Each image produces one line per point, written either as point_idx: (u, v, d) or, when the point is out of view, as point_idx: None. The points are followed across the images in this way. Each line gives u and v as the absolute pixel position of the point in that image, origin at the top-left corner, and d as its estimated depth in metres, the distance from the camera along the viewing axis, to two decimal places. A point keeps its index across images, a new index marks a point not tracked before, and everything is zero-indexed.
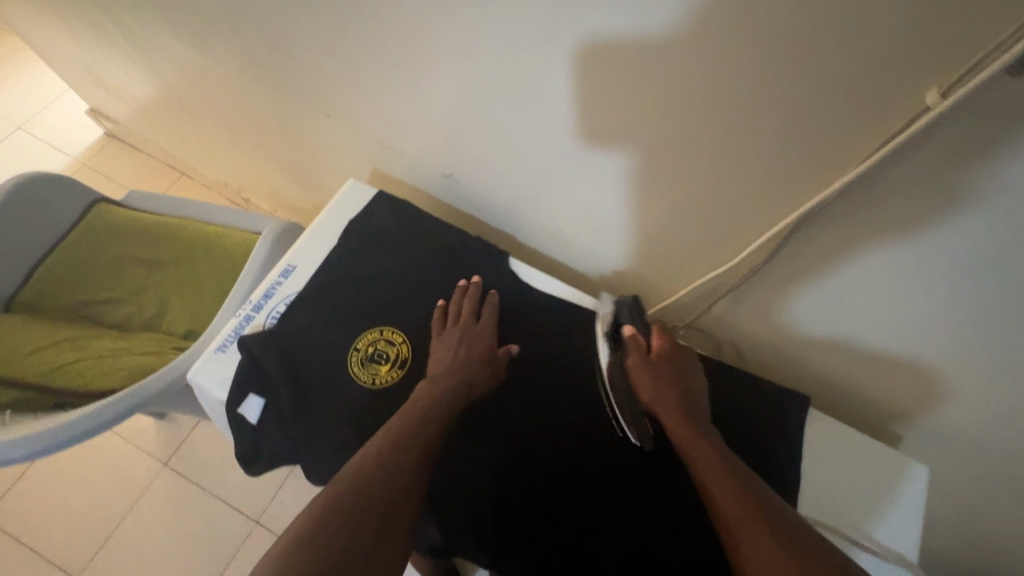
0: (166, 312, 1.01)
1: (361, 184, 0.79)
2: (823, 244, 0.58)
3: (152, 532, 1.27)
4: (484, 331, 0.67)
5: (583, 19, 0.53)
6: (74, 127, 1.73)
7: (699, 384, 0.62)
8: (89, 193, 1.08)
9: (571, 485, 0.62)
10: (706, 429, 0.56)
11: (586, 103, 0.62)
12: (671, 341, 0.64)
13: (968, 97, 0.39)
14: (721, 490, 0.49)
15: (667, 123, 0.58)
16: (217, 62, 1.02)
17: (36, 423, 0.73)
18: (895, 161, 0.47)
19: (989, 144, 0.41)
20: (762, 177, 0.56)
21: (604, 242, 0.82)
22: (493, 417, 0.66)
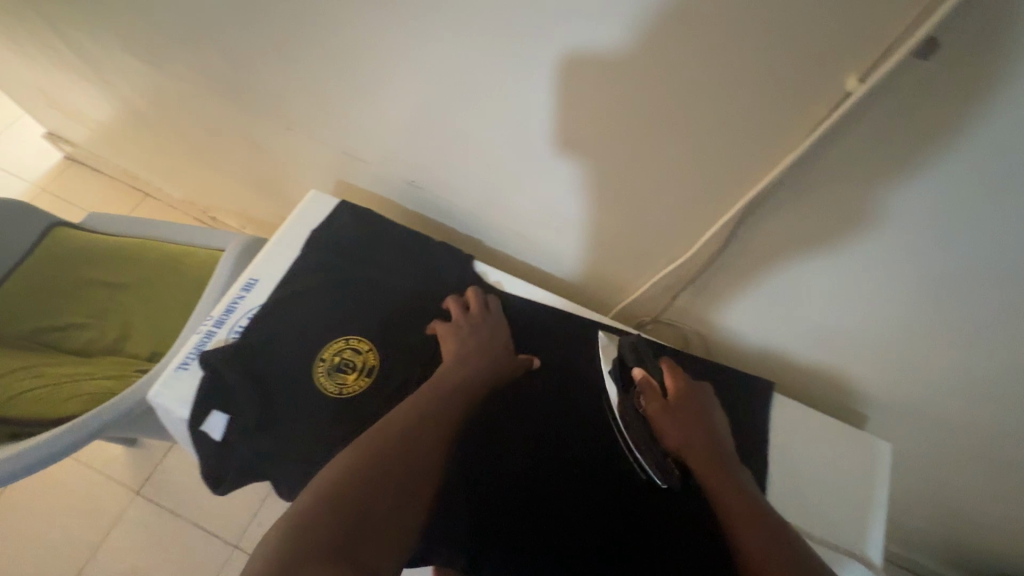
0: (130, 333, 0.98)
1: (323, 195, 0.78)
2: (766, 230, 0.60)
3: (124, 565, 1.23)
4: (498, 321, 0.72)
5: (527, 22, 0.54)
6: (32, 151, 1.69)
7: (718, 418, 0.65)
8: (45, 217, 1.06)
9: (570, 493, 0.64)
10: (733, 470, 0.60)
11: (536, 103, 0.63)
12: (685, 384, 0.66)
13: (884, 81, 0.42)
14: (746, 531, 0.53)
15: (615, 120, 0.59)
16: (173, 76, 1.01)
17: None
18: (828, 143, 0.48)
19: (917, 118, 0.43)
20: (710, 169, 0.58)
21: (569, 244, 0.83)
22: (492, 427, 0.67)
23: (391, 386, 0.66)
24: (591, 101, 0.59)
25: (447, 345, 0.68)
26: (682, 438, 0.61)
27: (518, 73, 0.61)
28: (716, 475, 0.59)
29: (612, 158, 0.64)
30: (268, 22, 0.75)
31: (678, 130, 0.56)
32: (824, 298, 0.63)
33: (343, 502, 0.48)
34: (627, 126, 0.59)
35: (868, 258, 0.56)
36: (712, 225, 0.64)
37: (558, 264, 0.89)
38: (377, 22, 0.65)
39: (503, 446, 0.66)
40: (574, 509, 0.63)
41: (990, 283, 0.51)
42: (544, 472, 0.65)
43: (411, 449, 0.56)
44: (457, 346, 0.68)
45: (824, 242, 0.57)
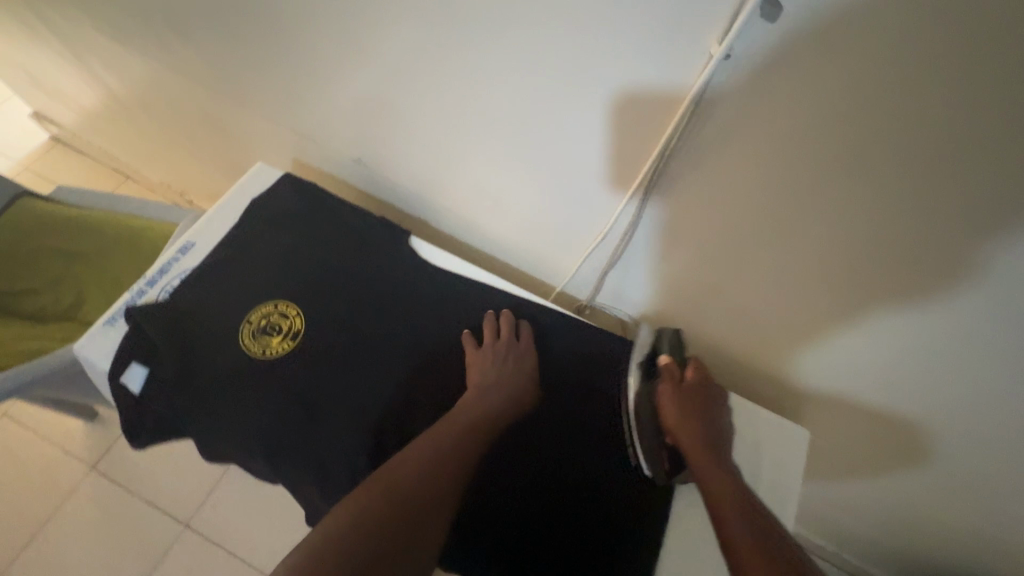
0: (84, 302, 1.00)
1: (268, 167, 0.80)
2: (671, 195, 0.62)
3: (75, 537, 1.24)
4: (526, 347, 0.72)
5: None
6: (17, 131, 1.72)
7: (728, 420, 0.65)
8: (12, 188, 1.08)
9: (555, 510, 0.65)
10: (728, 469, 0.59)
11: (457, 70, 0.66)
12: (704, 378, 0.66)
13: (740, 36, 0.45)
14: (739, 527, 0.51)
15: (528, 85, 0.62)
16: (140, 54, 1.04)
17: None
18: (707, 105, 0.51)
19: (772, 78, 0.46)
20: (616, 135, 0.60)
21: (510, 220, 0.85)
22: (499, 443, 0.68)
23: (315, 347, 0.68)
24: (506, 68, 0.61)
25: (473, 370, 0.69)
26: (682, 425, 0.62)
27: (439, 39, 0.63)
28: (712, 470, 0.58)
29: (531, 126, 0.67)
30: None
31: (584, 94, 0.58)
32: (732, 269, 0.66)
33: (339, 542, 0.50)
34: (541, 91, 0.61)
35: (764, 223, 0.58)
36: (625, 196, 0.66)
37: (501, 244, 0.91)
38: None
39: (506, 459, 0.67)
40: (559, 507, 0.65)
41: (864, 245, 0.53)
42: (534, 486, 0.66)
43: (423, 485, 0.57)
44: (479, 377, 0.68)
45: (724, 208, 0.59)
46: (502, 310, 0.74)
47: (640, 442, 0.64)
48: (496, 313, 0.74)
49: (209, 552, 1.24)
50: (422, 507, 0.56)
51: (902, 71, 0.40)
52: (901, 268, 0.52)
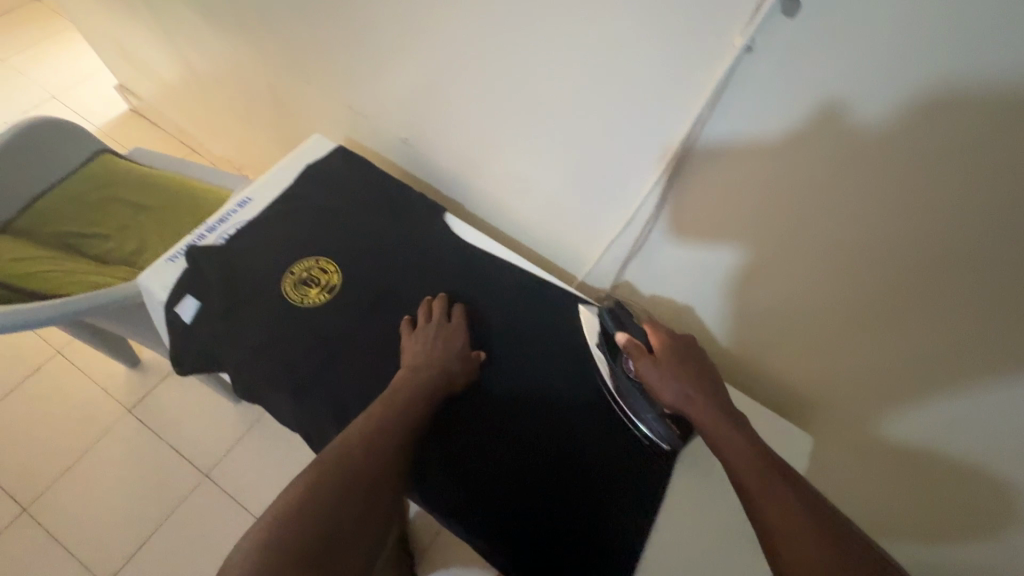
0: (145, 250, 1.08)
1: (323, 139, 0.87)
2: (692, 181, 0.66)
3: (105, 473, 1.32)
4: (456, 326, 0.73)
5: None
6: (102, 100, 1.88)
7: (707, 362, 0.66)
8: (96, 144, 1.19)
9: (562, 486, 0.67)
10: (730, 414, 0.60)
11: (505, 57, 0.72)
12: (668, 337, 0.67)
13: (763, 25, 0.50)
14: (755, 485, 0.52)
15: (568, 72, 0.67)
16: (221, 31, 1.14)
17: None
18: (730, 98, 0.57)
19: (788, 74, 0.51)
20: (646, 121, 0.65)
21: (542, 208, 0.89)
22: (472, 419, 0.70)
23: (348, 302, 0.74)
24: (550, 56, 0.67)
25: (407, 353, 0.69)
26: (680, 395, 0.62)
27: (492, 27, 0.69)
28: (718, 430, 0.58)
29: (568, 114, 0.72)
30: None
31: (622, 82, 0.63)
32: (748, 264, 0.70)
33: (305, 504, 0.52)
34: (579, 79, 0.67)
35: (778, 216, 0.62)
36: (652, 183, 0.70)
37: (532, 231, 0.95)
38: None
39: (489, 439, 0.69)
40: (564, 483, 0.67)
41: (876, 237, 0.56)
42: (527, 468, 0.67)
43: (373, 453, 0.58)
44: (410, 356, 0.68)
45: (745, 194, 0.63)
46: (437, 293, 0.76)
47: (643, 417, 0.68)
48: (430, 296, 0.75)
49: (226, 503, 1.31)
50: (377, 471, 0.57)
51: (909, 60, 0.44)
52: (906, 263, 0.55)
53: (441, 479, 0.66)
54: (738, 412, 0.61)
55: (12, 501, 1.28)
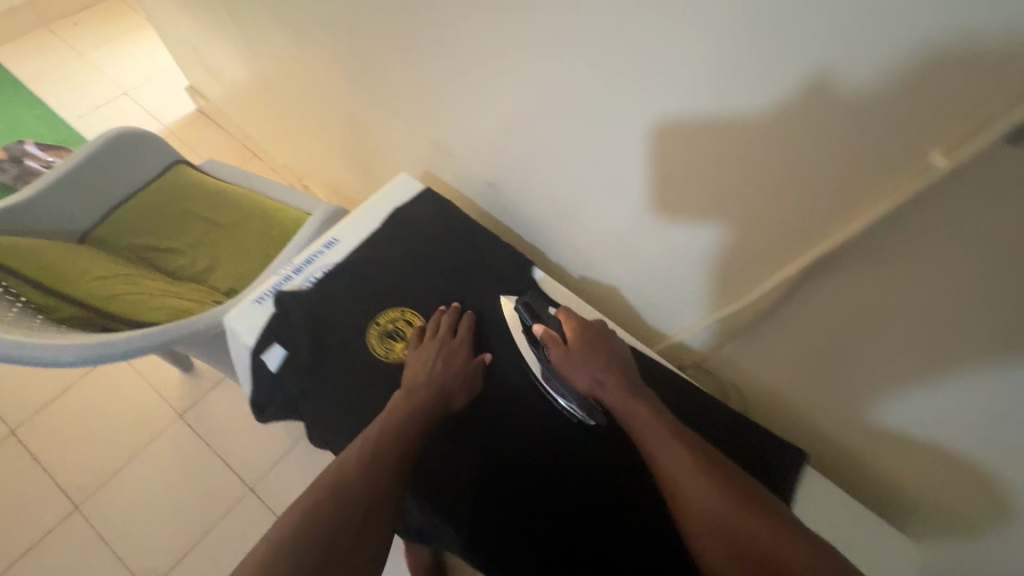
0: (216, 268, 1.08)
1: (411, 180, 0.84)
2: (822, 284, 0.60)
3: (153, 477, 1.34)
4: (463, 341, 0.72)
5: (637, 49, 0.57)
6: (172, 99, 1.91)
7: (615, 346, 0.68)
8: (173, 153, 1.19)
9: (570, 502, 0.65)
10: (645, 396, 0.63)
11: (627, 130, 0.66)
12: (579, 324, 0.69)
13: (978, 158, 0.41)
14: (677, 468, 0.56)
15: (696, 157, 0.61)
16: (304, 52, 1.12)
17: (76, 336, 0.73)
18: (902, 216, 0.49)
19: (993, 207, 0.43)
20: (780, 217, 0.59)
21: (632, 268, 0.84)
22: (490, 432, 0.69)
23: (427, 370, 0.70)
24: (675, 131, 0.61)
25: (410, 366, 0.68)
26: (592, 379, 0.65)
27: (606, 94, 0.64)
28: (635, 412, 0.61)
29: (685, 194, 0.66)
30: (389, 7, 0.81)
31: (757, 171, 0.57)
32: (878, 377, 0.62)
33: (317, 511, 0.50)
34: (703, 160, 0.61)
35: (934, 339, 0.54)
36: (770, 275, 0.64)
37: (615, 285, 0.90)
38: (486, 24, 0.69)
39: (501, 453, 0.68)
40: (569, 498, 0.66)
41: None
42: (537, 482, 0.67)
43: (382, 457, 0.57)
44: (412, 373, 0.67)
45: (892, 310, 0.55)
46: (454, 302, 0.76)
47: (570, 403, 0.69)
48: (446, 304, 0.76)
49: (268, 520, 1.30)
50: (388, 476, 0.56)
51: None
52: None
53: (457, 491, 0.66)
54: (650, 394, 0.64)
55: (65, 497, 1.30)
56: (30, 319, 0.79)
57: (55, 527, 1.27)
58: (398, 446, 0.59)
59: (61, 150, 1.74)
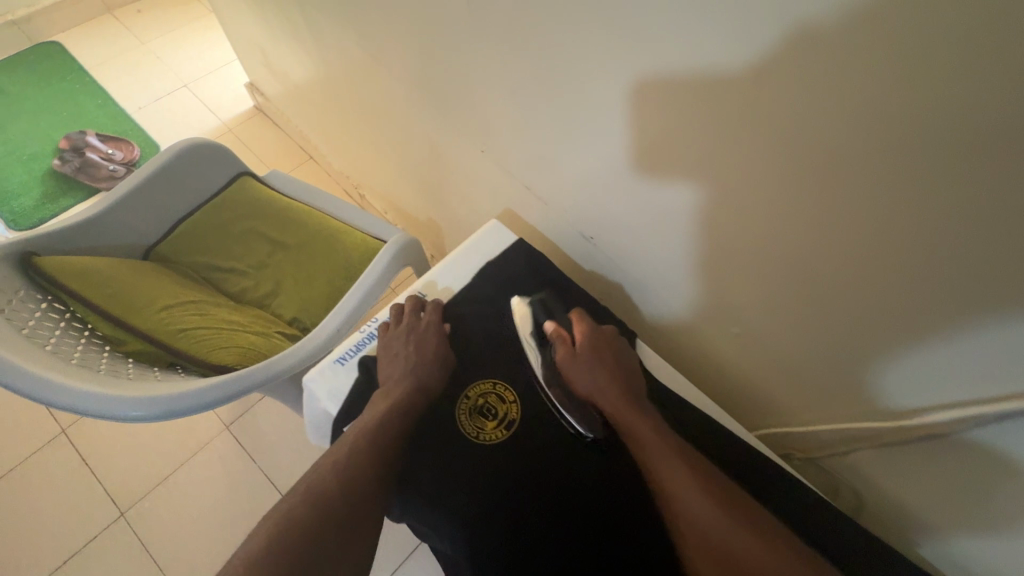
0: (279, 293, 1.03)
1: (501, 228, 0.81)
2: (1014, 431, 0.50)
3: (197, 489, 1.32)
4: (432, 323, 0.73)
5: (823, 146, 0.46)
6: (231, 94, 1.88)
7: (619, 356, 0.71)
8: (239, 164, 1.14)
9: (576, 516, 0.63)
10: (642, 406, 0.66)
11: (781, 225, 0.55)
12: (590, 328, 0.72)
13: None
14: (663, 466, 0.59)
15: (877, 269, 0.51)
16: (373, 70, 1.04)
17: (149, 386, 0.69)
18: None
19: None
20: (982, 355, 0.48)
21: (743, 347, 0.75)
22: (509, 462, 0.66)
23: (524, 457, 0.67)
24: (842, 237, 0.51)
25: (383, 361, 0.70)
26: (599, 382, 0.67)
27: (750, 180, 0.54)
28: (631, 415, 0.64)
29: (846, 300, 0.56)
30: (490, 40, 0.72)
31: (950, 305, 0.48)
32: None
33: (289, 529, 0.52)
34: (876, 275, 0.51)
35: None
36: (936, 401, 0.55)
37: (714, 359, 0.81)
38: (613, 78, 0.59)
39: (508, 475, 0.65)
40: (572, 513, 0.63)
41: None
42: (536, 496, 0.64)
43: (355, 466, 0.59)
44: (386, 364, 0.69)
45: None
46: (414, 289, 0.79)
47: (566, 409, 0.68)
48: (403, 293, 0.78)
49: None
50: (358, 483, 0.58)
51: None
52: None
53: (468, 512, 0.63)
54: (647, 405, 0.67)
55: (110, 503, 1.29)
56: (100, 356, 0.76)
57: (100, 535, 1.26)
58: (370, 450, 0.60)
59: (121, 143, 1.72)
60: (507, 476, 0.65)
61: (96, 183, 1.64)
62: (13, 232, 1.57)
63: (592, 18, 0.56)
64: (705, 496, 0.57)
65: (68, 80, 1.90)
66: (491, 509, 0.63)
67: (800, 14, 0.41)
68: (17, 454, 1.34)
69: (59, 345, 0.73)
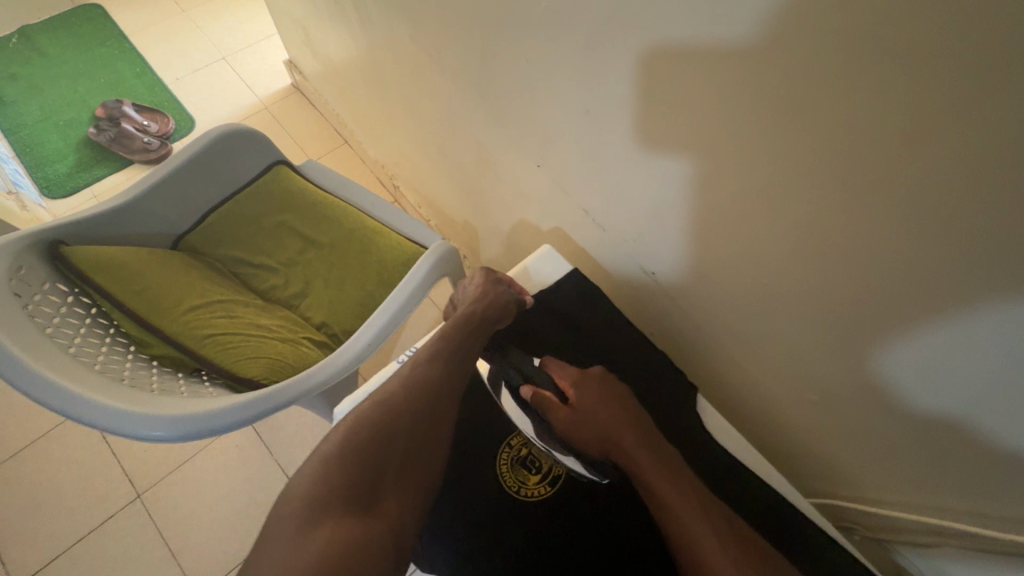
0: (309, 294, 0.99)
1: (556, 255, 0.79)
2: None
3: (214, 478, 1.30)
4: (485, 275, 0.76)
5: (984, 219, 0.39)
6: (269, 70, 1.83)
7: (623, 397, 0.63)
8: (275, 153, 1.09)
9: (606, 544, 0.60)
10: (665, 458, 0.57)
11: (908, 295, 0.48)
12: (575, 379, 0.65)
13: None
14: (696, 531, 0.51)
15: (993, 337, 0.44)
16: (424, 64, 0.98)
17: (172, 403, 0.66)
18: None
19: None
20: None
21: (817, 409, 0.67)
22: (547, 508, 0.62)
23: (566, 512, 0.62)
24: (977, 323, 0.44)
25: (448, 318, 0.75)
26: (600, 441, 0.60)
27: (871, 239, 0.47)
28: (653, 469, 0.56)
29: (917, 345, 0.50)
30: (567, 47, 0.65)
31: None
32: None
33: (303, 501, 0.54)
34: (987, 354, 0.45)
35: None
36: None
37: (775, 415, 0.75)
38: (711, 107, 0.52)
39: (541, 503, 0.62)
40: (603, 540, 0.60)
41: None
42: (567, 522, 0.61)
43: (364, 444, 0.58)
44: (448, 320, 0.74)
45: None
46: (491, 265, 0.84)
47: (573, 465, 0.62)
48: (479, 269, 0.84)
49: None
50: (369, 458, 0.58)
51: None
52: None
53: (498, 547, 0.60)
54: (669, 451, 0.59)
55: (127, 484, 1.28)
56: (124, 361, 0.73)
57: (116, 515, 1.25)
58: (383, 434, 0.59)
59: (157, 115, 1.69)
60: (540, 507, 0.62)
61: (131, 154, 1.61)
62: (47, 199, 1.56)
63: (705, 38, 0.49)
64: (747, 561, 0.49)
65: (106, 46, 1.86)
66: (525, 553, 0.59)
67: (1000, 65, 0.33)
68: (40, 426, 1.34)
69: (81, 347, 0.69)
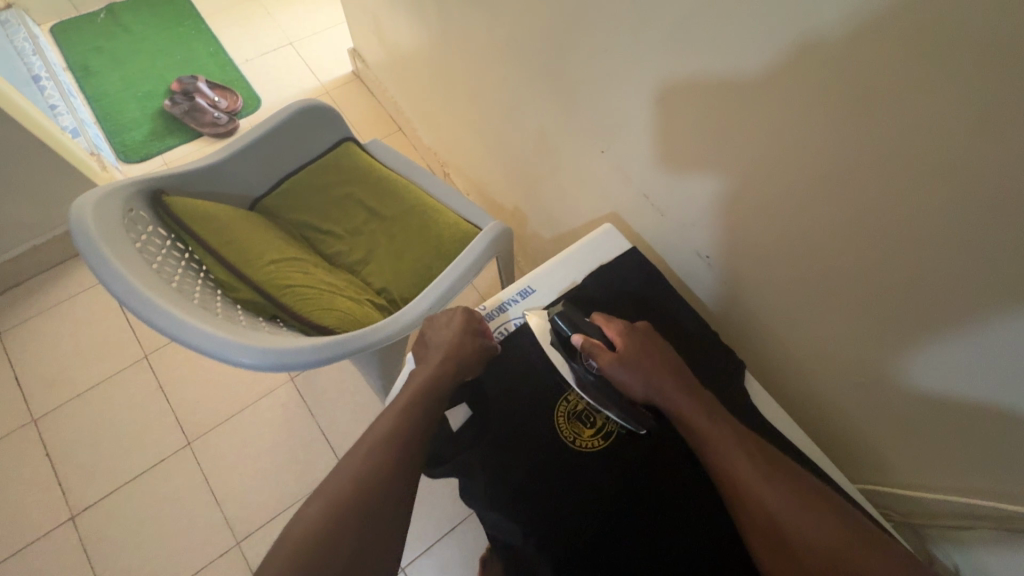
0: (371, 261, 1.05)
1: (616, 234, 0.83)
2: None
3: (258, 433, 1.37)
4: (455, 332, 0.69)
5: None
6: (332, 58, 1.92)
7: (666, 351, 0.66)
8: (346, 130, 1.16)
9: (658, 490, 0.63)
10: (710, 406, 0.61)
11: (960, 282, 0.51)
12: (624, 331, 0.67)
13: None
14: (742, 466, 0.56)
15: None
16: (494, 54, 1.04)
17: (257, 336, 0.72)
18: None
19: None
20: None
21: (862, 396, 0.70)
22: (600, 456, 0.65)
23: (619, 460, 0.65)
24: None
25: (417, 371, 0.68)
26: (647, 383, 0.63)
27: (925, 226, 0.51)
28: (699, 413, 0.60)
29: (972, 336, 0.52)
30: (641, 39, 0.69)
31: None
32: None
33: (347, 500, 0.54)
34: None
35: None
36: None
37: (818, 400, 0.78)
38: (778, 97, 0.56)
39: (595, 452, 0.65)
40: (655, 488, 0.63)
41: None
42: (621, 468, 0.64)
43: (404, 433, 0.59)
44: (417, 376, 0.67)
45: None
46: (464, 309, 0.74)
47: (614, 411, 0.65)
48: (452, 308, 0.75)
49: None
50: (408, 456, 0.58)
51: None
52: None
53: (554, 488, 0.63)
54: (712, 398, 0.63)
55: (179, 432, 1.37)
56: (213, 299, 0.80)
57: (167, 459, 1.33)
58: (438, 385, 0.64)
59: (226, 93, 1.79)
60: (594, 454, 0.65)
61: (200, 127, 1.71)
62: (122, 162, 1.67)
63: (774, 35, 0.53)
64: (791, 494, 0.54)
65: (184, 25, 1.98)
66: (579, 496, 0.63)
67: None
68: (103, 371, 1.43)
69: (181, 283, 0.77)
